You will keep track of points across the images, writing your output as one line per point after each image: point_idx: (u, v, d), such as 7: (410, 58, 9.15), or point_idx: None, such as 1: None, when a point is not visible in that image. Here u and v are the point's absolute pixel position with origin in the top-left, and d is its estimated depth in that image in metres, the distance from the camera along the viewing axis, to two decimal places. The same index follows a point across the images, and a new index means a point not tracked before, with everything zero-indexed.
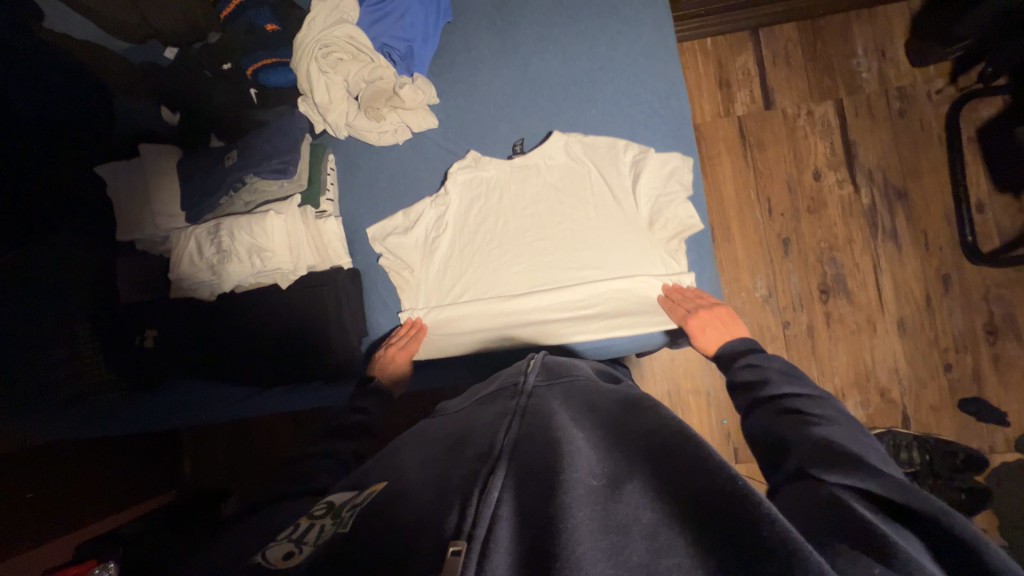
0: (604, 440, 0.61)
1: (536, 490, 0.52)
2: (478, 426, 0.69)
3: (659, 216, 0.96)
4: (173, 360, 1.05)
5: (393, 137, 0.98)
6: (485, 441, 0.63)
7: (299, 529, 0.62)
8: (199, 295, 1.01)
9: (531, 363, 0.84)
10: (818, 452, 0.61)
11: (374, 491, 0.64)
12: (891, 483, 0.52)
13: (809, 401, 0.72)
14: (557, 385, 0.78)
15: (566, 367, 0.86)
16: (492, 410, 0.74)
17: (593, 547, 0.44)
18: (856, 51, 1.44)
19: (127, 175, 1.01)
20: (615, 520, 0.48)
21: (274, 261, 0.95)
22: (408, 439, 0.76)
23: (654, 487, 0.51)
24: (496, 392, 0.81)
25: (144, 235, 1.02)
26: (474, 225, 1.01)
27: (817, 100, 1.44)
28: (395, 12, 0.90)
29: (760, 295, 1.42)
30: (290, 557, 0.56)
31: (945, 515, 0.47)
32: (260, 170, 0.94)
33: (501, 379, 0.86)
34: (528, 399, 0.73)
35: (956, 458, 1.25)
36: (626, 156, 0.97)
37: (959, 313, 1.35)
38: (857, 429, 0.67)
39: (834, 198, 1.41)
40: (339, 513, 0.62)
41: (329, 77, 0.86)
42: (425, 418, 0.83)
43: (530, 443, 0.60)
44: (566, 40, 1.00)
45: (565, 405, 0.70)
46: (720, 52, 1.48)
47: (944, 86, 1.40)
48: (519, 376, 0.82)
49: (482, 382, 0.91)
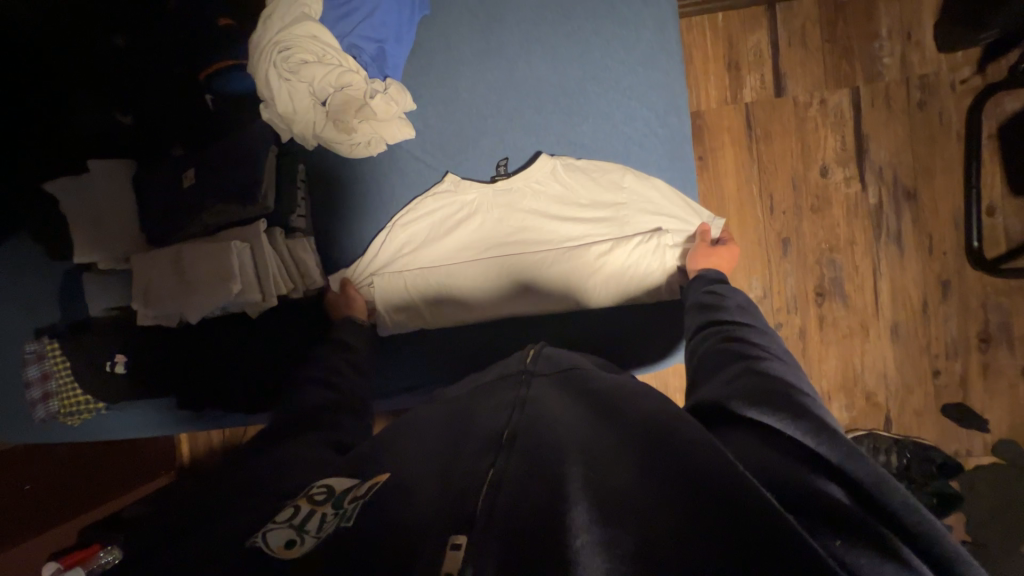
0: (604, 431, 0.60)
1: (533, 484, 0.52)
2: (480, 418, 0.67)
3: (650, 249, 0.89)
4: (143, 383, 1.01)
5: (366, 151, 0.88)
6: (485, 432, 0.62)
7: (301, 513, 0.58)
8: (166, 323, 0.93)
9: (530, 354, 0.80)
10: (756, 380, 0.60)
11: (376, 483, 0.60)
12: (823, 424, 0.53)
13: (759, 333, 0.71)
14: (558, 374, 0.75)
15: (564, 357, 0.80)
16: (494, 400, 0.71)
17: (590, 540, 0.45)
18: (879, 33, 1.31)
19: (80, 186, 0.94)
20: (611, 510, 0.48)
21: (241, 293, 0.87)
22: (399, 428, 0.73)
23: (652, 480, 0.51)
24: (497, 379, 0.77)
25: (105, 253, 0.95)
26: (455, 254, 0.94)
27: (832, 88, 1.34)
28: (364, 8, 0.81)
29: (754, 296, 1.39)
30: (292, 547, 0.54)
31: (857, 463, 0.48)
32: (222, 191, 0.88)
33: (502, 367, 0.82)
34: (528, 391, 0.70)
35: (932, 464, 1.28)
36: (618, 179, 0.89)
37: (954, 320, 1.33)
38: (798, 367, 0.67)
39: (840, 197, 1.35)
40: (340, 504, 0.59)
41: (292, 83, 0.78)
42: (421, 403, 0.81)
43: (529, 435, 0.59)
44: (556, 40, 0.90)
45: (564, 398, 0.68)
46: (731, 30, 1.35)
47: (970, 76, 1.29)
48: (518, 365, 0.79)
49: (479, 371, 0.87)
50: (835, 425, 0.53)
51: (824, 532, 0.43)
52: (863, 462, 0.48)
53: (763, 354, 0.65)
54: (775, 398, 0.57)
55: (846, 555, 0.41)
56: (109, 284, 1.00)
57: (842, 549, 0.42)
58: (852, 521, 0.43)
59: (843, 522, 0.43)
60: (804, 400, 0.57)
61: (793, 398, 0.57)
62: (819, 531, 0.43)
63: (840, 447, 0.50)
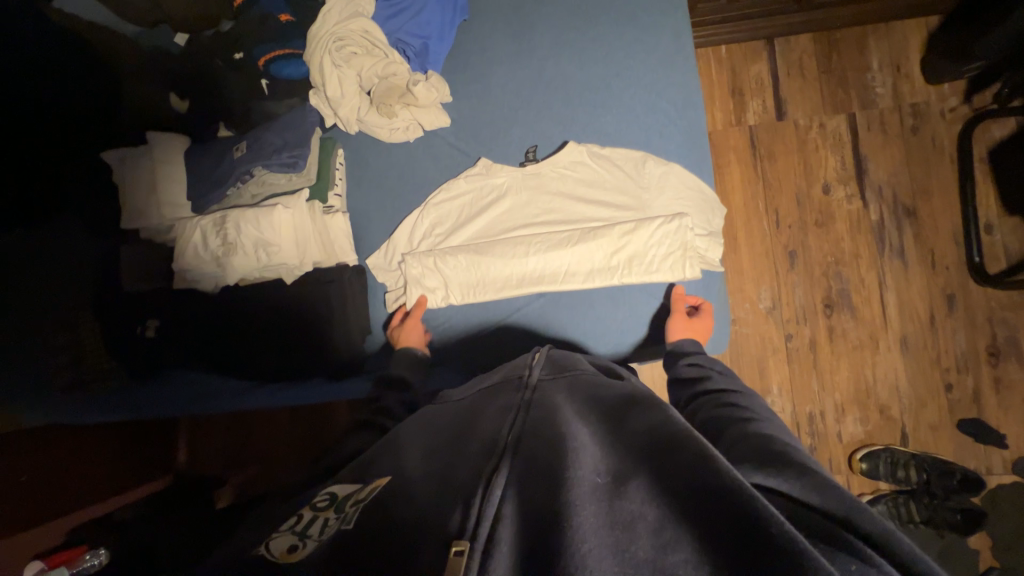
0: (610, 437, 0.60)
1: (538, 490, 0.51)
2: (484, 424, 0.68)
3: (676, 235, 0.91)
4: (175, 349, 1.08)
5: (404, 136, 0.98)
6: (490, 439, 0.62)
7: (303, 521, 0.60)
8: (201, 288, 1.00)
9: (536, 357, 0.83)
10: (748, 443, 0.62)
11: (377, 485, 0.62)
12: (813, 475, 0.51)
13: (742, 397, 0.75)
14: (564, 379, 0.77)
15: (571, 359, 0.84)
16: (498, 407, 0.71)
17: (599, 544, 0.43)
18: (871, 65, 1.43)
19: (134, 160, 1.01)
20: (622, 515, 0.46)
21: (280, 255, 0.95)
22: (417, 425, 0.77)
23: (658, 482, 0.49)
24: (501, 387, 0.79)
25: (152, 223, 1.02)
26: (483, 234, 0.98)
27: (830, 113, 1.43)
28: (412, 9, 0.93)
29: (763, 307, 1.41)
30: (293, 550, 0.54)
31: (853, 510, 0.45)
32: (268, 163, 0.94)
33: (508, 369, 0.85)
34: (532, 397, 0.71)
35: (954, 478, 1.27)
36: (639, 164, 0.96)
37: (962, 334, 1.35)
38: (785, 425, 0.69)
39: (843, 212, 1.41)
40: (341, 507, 0.60)
41: (342, 70, 0.88)
42: (428, 406, 0.84)
43: (534, 442, 0.59)
44: (582, 47, 0.99)
45: (571, 402, 0.69)
46: (734, 60, 1.47)
47: (958, 105, 1.39)
48: (524, 369, 0.81)
49: (486, 373, 0.90)
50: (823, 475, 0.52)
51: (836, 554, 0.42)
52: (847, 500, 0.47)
53: (748, 417, 0.68)
54: (764, 458, 0.57)
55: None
56: (146, 254, 1.06)
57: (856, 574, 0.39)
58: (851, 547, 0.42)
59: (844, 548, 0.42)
60: (793, 455, 0.57)
61: (781, 454, 0.57)
62: (834, 558, 0.42)
63: (820, 487, 0.49)
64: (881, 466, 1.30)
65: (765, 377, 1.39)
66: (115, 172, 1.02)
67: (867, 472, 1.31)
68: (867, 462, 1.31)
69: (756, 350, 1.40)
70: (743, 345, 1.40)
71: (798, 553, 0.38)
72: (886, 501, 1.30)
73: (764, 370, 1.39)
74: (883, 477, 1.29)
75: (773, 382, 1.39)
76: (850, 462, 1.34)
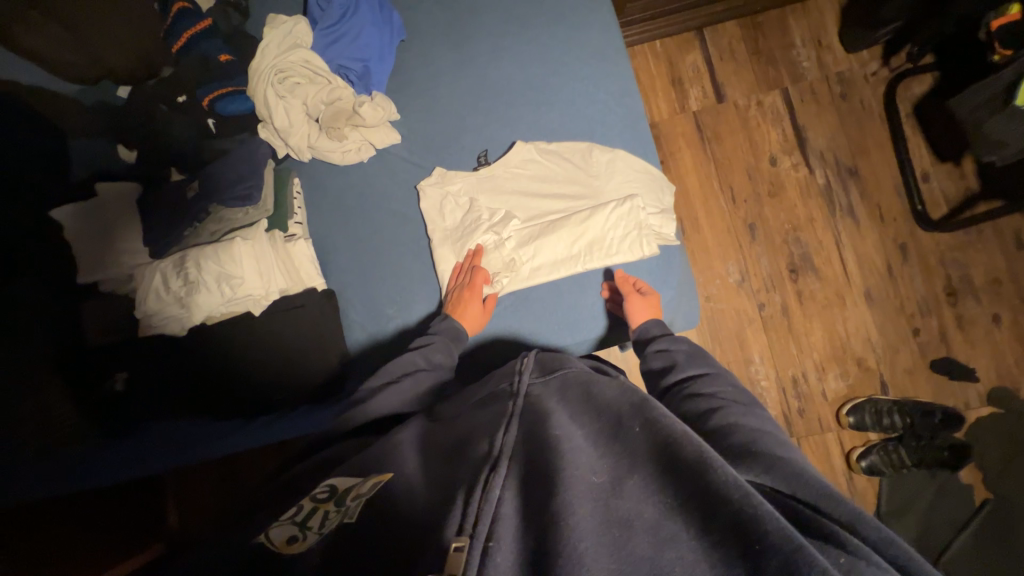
0: (604, 430, 0.58)
1: (535, 492, 0.51)
2: (478, 425, 0.66)
3: (627, 216, 0.96)
4: (151, 401, 1.04)
5: (357, 156, 1.00)
6: (484, 441, 0.60)
7: (303, 512, 0.61)
8: (168, 331, 0.97)
9: (523, 361, 0.78)
10: (729, 442, 0.63)
11: (379, 481, 0.61)
12: (797, 469, 0.56)
13: (710, 381, 0.75)
14: (556, 378, 0.72)
15: (560, 359, 0.79)
16: (490, 410, 0.69)
17: (596, 543, 0.45)
18: (795, 42, 1.52)
19: (86, 214, 1.00)
20: (619, 516, 0.47)
21: (244, 287, 0.94)
22: (416, 429, 0.73)
23: (655, 481, 0.49)
24: (491, 393, 0.75)
25: (110, 274, 1.01)
26: (448, 241, 1.00)
27: (765, 90, 1.51)
28: (348, 35, 0.98)
29: (734, 280, 1.46)
30: (294, 543, 0.56)
31: (833, 503, 0.51)
32: (224, 198, 0.97)
33: (497, 380, 0.79)
34: (524, 398, 0.68)
35: (935, 418, 1.32)
36: (586, 154, 1.00)
37: (920, 279, 1.42)
38: (752, 404, 0.72)
39: (792, 181, 1.48)
40: (342, 501, 0.60)
41: (287, 101, 0.92)
42: (416, 419, 0.76)
43: (529, 442, 0.58)
44: (519, 53, 1.03)
45: (564, 399, 0.67)
46: (669, 53, 1.55)
47: (879, 69, 1.49)
48: (512, 377, 0.76)
49: (479, 381, 0.86)
50: (804, 467, 0.57)
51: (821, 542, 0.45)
52: (832, 498, 0.51)
53: (722, 407, 0.69)
54: (749, 455, 0.60)
55: (849, 569, 0.42)
56: (116, 307, 1.06)
57: (846, 566, 0.42)
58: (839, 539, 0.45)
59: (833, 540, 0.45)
60: (770, 447, 0.61)
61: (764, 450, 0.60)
62: (825, 551, 0.44)
63: (805, 485, 0.53)
64: (868, 417, 1.33)
65: (746, 348, 1.42)
66: (65, 229, 1.00)
67: (856, 426, 1.34)
68: (854, 415, 1.34)
69: (733, 323, 1.44)
70: (720, 319, 1.44)
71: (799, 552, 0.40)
72: (878, 451, 1.33)
73: (744, 340, 1.43)
74: (871, 427, 1.33)
75: (754, 352, 1.42)
76: (838, 418, 1.37)
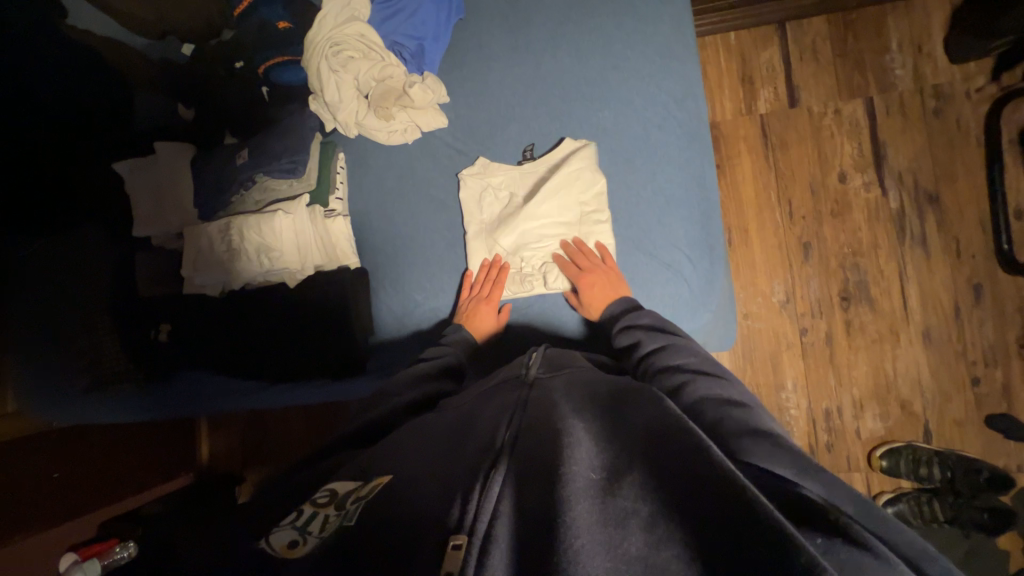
0: (606, 427, 0.58)
1: (535, 488, 0.51)
2: (483, 419, 0.67)
3: (672, 234, 0.96)
4: (183, 354, 1.11)
5: (403, 137, 1.00)
6: (488, 433, 0.62)
7: (304, 515, 0.60)
8: (209, 292, 1.05)
9: (531, 358, 0.80)
10: (709, 411, 0.63)
11: (378, 484, 0.60)
12: (784, 444, 0.55)
13: (675, 351, 0.75)
14: (562, 376, 0.73)
15: (568, 357, 0.81)
16: (495, 403, 0.70)
17: (591, 540, 0.44)
18: (890, 46, 1.36)
19: (145, 170, 1.07)
20: (614, 511, 0.46)
21: (282, 260, 0.99)
22: (414, 424, 0.72)
23: (655, 477, 0.48)
24: (499, 384, 0.76)
25: (160, 230, 1.08)
26: (487, 234, 1.00)
27: (846, 98, 1.38)
28: (407, 9, 0.95)
29: (777, 300, 1.37)
30: (295, 547, 0.55)
31: (816, 474, 0.50)
32: (269, 169, 0.99)
33: (505, 371, 0.80)
34: (531, 393, 0.69)
35: (980, 476, 1.23)
36: (633, 158, 0.97)
37: (990, 326, 1.29)
38: (725, 373, 0.71)
39: (860, 201, 1.35)
40: (342, 504, 0.59)
41: (339, 75, 0.90)
42: (426, 408, 0.78)
43: (531, 437, 0.58)
44: (579, 41, 0.98)
45: (569, 395, 0.67)
46: (743, 47, 1.42)
47: (985, 85, 1.32)
48: (519, 369, 0.78)
49: (484, 376, 0.86)
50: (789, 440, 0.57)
51: (811, 530, 0.44)
52: (816, 470, 0.51)
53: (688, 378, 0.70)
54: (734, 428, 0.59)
55: (830, 553, 0.41)
56: (166, 261, 1.14)
57: (825, 548, 0.42)
58: (821, 518, 0.44)
59: (811, 520, 0.45)
60: (750, 416, 0.61)
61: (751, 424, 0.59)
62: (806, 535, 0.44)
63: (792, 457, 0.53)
64: (903, 464, 1.25)
65: (780, 373, 1.35)
66: (127, 181, 1.07)
67: (888, 470, 1.26)
68: (887, 460, 1.27)
69: (769, 346, 1.36)
70: (756, 340, 1.37)
71: (792, 546, 0.38)
72: (908, 500, 1.25)
73: (778, 365, 1.36)
74: (905, 475, 1.25)
75: (787, 378, 1.35)
76: (870, 459, 1.29)
